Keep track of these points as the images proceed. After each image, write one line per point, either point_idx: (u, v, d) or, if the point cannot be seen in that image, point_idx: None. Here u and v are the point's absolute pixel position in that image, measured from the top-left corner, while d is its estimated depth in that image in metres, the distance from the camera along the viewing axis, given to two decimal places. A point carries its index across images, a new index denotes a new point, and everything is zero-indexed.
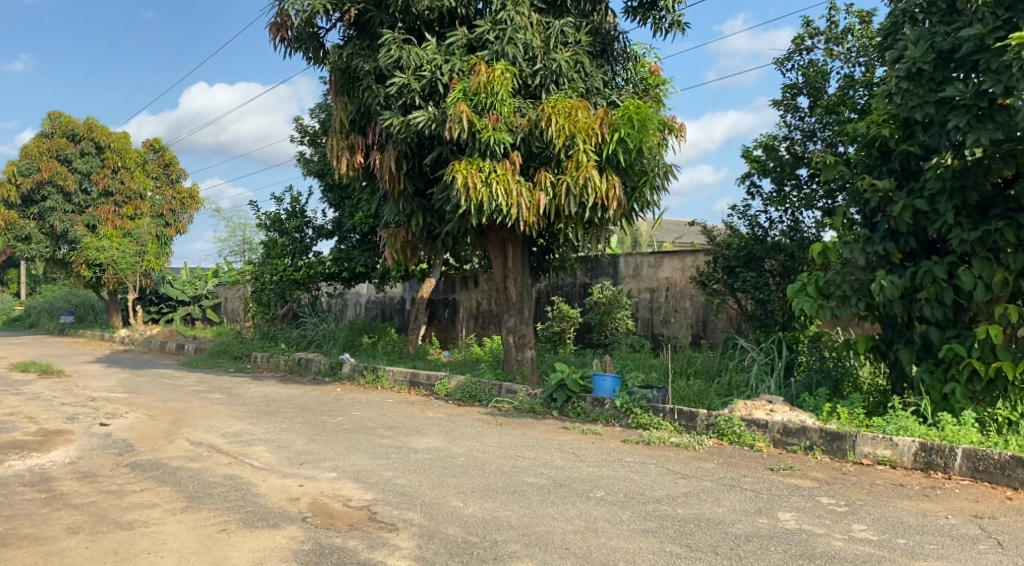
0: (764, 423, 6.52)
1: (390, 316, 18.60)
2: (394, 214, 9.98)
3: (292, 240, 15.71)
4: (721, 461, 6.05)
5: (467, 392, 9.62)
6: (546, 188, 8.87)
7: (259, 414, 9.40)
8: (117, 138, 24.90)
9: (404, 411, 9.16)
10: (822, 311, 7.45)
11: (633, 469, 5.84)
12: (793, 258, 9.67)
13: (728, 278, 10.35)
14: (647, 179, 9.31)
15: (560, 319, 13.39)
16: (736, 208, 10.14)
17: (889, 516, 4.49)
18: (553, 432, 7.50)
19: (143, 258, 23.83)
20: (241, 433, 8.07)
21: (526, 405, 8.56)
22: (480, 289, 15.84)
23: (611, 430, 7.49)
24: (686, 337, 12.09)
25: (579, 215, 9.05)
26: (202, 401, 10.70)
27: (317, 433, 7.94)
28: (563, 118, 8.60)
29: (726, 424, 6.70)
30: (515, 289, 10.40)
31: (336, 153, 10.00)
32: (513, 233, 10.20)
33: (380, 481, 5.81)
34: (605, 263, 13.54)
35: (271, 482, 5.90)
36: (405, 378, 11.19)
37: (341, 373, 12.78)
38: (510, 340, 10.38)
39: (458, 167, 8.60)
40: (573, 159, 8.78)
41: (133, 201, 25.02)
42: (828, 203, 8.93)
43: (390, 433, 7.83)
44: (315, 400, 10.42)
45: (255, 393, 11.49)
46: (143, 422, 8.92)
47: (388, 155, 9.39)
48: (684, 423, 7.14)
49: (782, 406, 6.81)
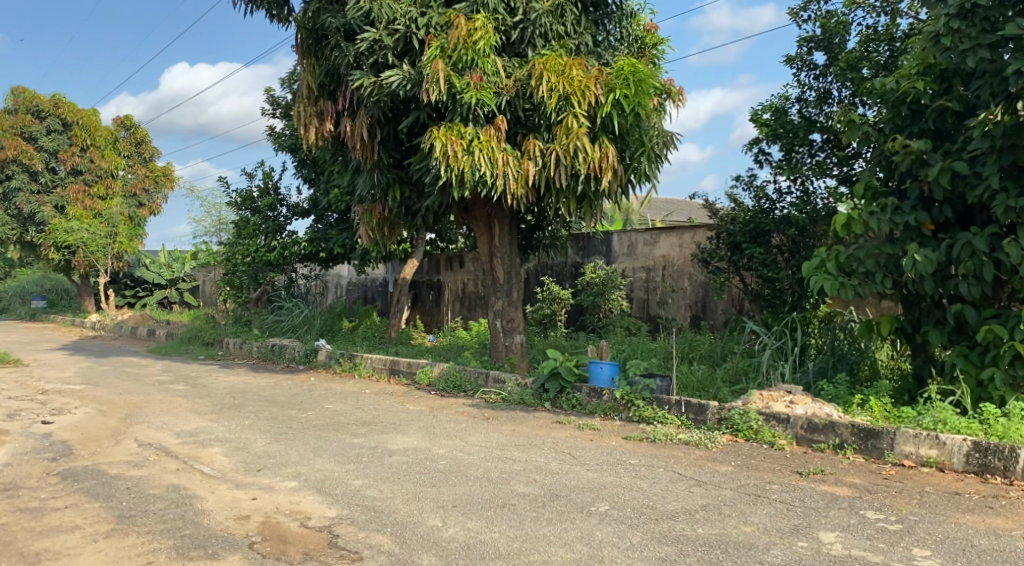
0: (786, 418, 5.76)
1: (373, 299, 17.77)
2: (368, 187, 9.11)
3: (265, 220, 14.86)
4: (740, 462, 5.28)
5: (451, 381, 8.81)
6: (536, 156, 8.03)
7: (222, 408, 8.56)
8: (86, 115, 23.61)
9: (382, 404, 8.36)
10: (844, 290, 6.72)
11: (641, 475, 5.05)
12: (804, 232, 8.88)
13: (733, 255, 9.62)
14: (644, 149, 8.44)
15: (550, 301, 12.64)
16: (741, 178, 9.38)
17: (955, 539, 3.74)
18: (546, 428, 6.71)
19: (114, 240, 23.06)
20: (198, 432, 7.23)
21: (516, 397, 7.79)
22: (466, 270, 15.02)
23: (610, 424, 6.71)
24: (685, 318, 11.34)
25: (572, 187, 8.21)
26: (163, 393, 9.84)
27: (283, 432, 7.11)
28: (555, 76, 7.75)
29: (741, 419, 5.94)
30: (502, 269, 9.56)
31: (304, 121, 9.14)
32: (499, 207, 9.37)
33: (347, 493, 5.01)
34: (598, 241, 12.73)
35: (220, 494, 5.07)
36: (384, 366, 10.38)
37: (316, 361, 11.94)
38: (497, 324, 9.57)
39: (437, 133, 7.77)
40: (565, 124, 7.89)
41: (103, 180, 23.81)
42: (846, 169, 8.17)
43: (364, 430, 7.01)
44: (285, 392, 9.59)
45: (222, 383, 10.65)
46: (92, 419, 8.05)
47: (361, 122, 8.54)
48: (693, 417, 6.36)
49: (803, 397, 6.08)
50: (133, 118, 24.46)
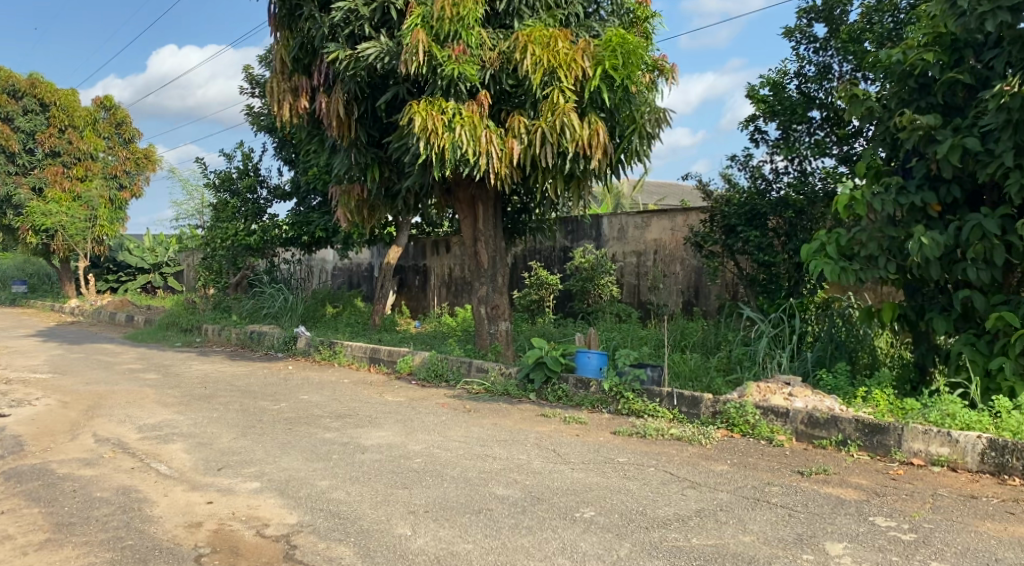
0: (785, 412, 5.39)
1: (358, 284, 17.33)
2: (346, 166, 8.66)
3: (245, 202, 14.36)
4: (736, 461, 4.91)
5: (432, 370, 8.42)
6: (520, 134, 7.58)
7: (191, 399, 8.13)
8: (63, 95, 22.85)
9: (359, 395, 7.96)
10: (845, 275, 6.38)
11: (630, 476, 4.67)
12: (801, 214, 8.50)
13: (727, 238, 9.24)
14: (636, 127, 7.98)
15: (538, 286, 12.24)
16: (735, 158, 9.00)
17: (977, 551, 3.38)
18: (529, 421, 6.33)
19: (94, 223, 22.51)
20: (161, 426, 6.81)
21: (499, 387, 7.43)
22: (452, 255, 14.59)
23: (597, 417, 6.33)
24: (676, 304, 10.98)
25: (559, 166, 7.77)
26: (132, 382, 9.42)
27: (251, 426, 6.70)
28: (541, 48, 7.31)
29: (737, 413, 5.57)
30: (486, 254, 9.12)
31: (277, 97, 8.65)
32: (483, 188, 8.95)
33: (311, 496, 4.61)
34: (587, 224, 12.32)
35: (173, 498, 4.67)
36: (364, 354, 9.98)
37: (295, 348, 11.52)
38: (481, 311, 9.17)
39: (416, 108, 7.32)
40: (550, 99, 7.45)
41: (83, 161, 23.15)
42: (846, 148, 7.87)
43: (337, 424, 6.61)
44: (259, 381, 9.17)
45: (196, 372, 10.23)
46: (52, 411, 7.62)
47: (337, 98, 8.07)
48: (686, 410, 5.99)
49: (802, 389, 5.73)
50: (113, 99, 23.77)
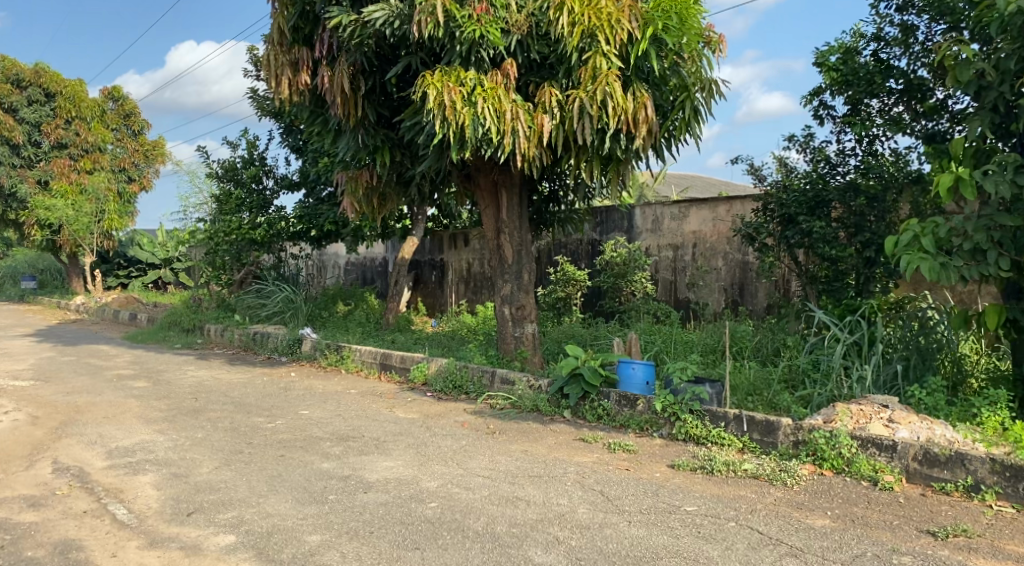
0: (891, 445, 4.31)
1: (371, 280, 16.36)
2: (352, 149, 7.63)
3: (249, 194, 13.40)
4: (837, 513, 3.84)
5: (450, 380, 7.40)
6: (552, 109, 6.52)
7: (177, 415, 7.15)
8: (70, 85, 21.94)
9: (366, 410, 6.95)
10: (946, 272, 5.34)
11: (707, 535, 3.63)
12: (875, 202, 7.39)
13: (785, 229, 8.14)
14: (687, 95, 6.86)
15: (564, 283, 11.22)
16: (795, 138, 7.91)
17: None
18: (566, 449, 5.29)
19: (101, 217, 21.63)
20: (135, 450, 5.82)
21: (528, 403, 6.42)
22: (471, 249, 13.56)
23: (648, 444, 5.29)
24: (719, 303, 9.91)
25: (598, 146, 6.70)
26: (118, 392, 8.45)
27: (238, 451, 5.71)
28: (580, 4, 6.26)
29: (827, 444, 4.50)
30: (510, 248, 8.07)
31: (274, 71, 7.61)
32: (507, 172, 7.91)
33: (296, 559, 3.61)
34: (619, 215, 11.23)
35: (122, 560, 3.69)
36: (374, 360, 8.97)
37: (300, 352, 10.55)
38: (505, 312, 8.12)
39: (429, 79, 6.30)
40: (590, 66, 6.39)
41: (91, 154, 22.21)
42: (931, 124, 6.81)
43: (338, 451, 5.60)
44: (256, 392, 8.19)
45: (189, 379, 9.27)
46: (18, 428, 6.66)
47: (341, 71, 7.06)
48: (760, 439, 4.92)
49: (905, 414, 4.66)
50: (121, 89, 22.86)
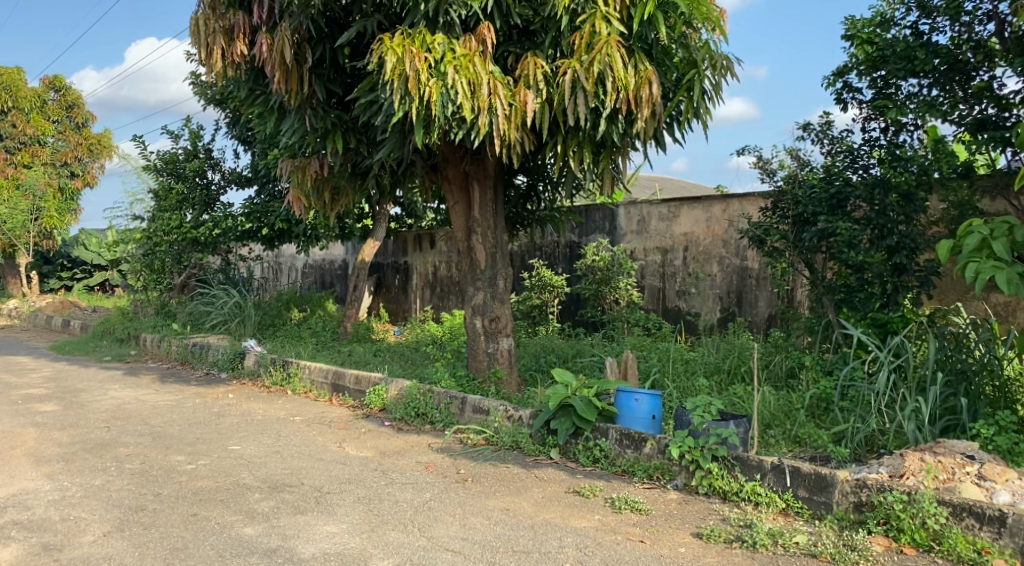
0: (996, 519, 3.28)
1: (330, 284, 15.08)
2: (297, 132, 6.42)
3: (192, 188, 12.02)
4: None
5: (411, 408, 6.25)
6: (536, 83, 5.40)
7: (79, 452, 5.86)
8: (6, 74, 19.96)
9: (310, 447, 5.74)
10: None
11: None
12: (909, 200, 6.37)
13: (797, 230, 7.08)
14: (696, 72, 5.68)
15: (540, 289, 10.14)
16: (810, 126, 6.84)
17: None
18: (559, 507, 4.17)
19: (38, 215, 19.94)
20: (7, 507, 4.55)
21: (505, 441, 5.29)
22: (437, 251, 12.38)
23: (663, 501, 4.19)
24: (713, 313, 8.88)
25: (590, 129, 5.62)
26: (17, 420, 7.09)
27: (140, 508, 4.48)
28: None
29: (907, 511, 3.46)
30: (483, 250, 6.93)
31: (204, 41, 6.34)
32: (480, 162, 6.78)
33: None
34: (601, 215, 10.18)
35: None
36: (325, 380, 7.76)
37: (243, 368, 9.28)
38: (476, 324, 6.95)
39: (388, 44, 5.14)
40: (583, 31, 5.30)
41: (28, 146, 20.43)
42: (976, 109, 5.84)
43: (267, 508, 4.40)
44: (183, 419, 6.93)
45: (108, 402, 7.94)
46: None
47: (283, 37, 5.84)
48: (810, 498, 3.86)
49: (998, 473, 3.65)
50: (63, 78, 20.95)
